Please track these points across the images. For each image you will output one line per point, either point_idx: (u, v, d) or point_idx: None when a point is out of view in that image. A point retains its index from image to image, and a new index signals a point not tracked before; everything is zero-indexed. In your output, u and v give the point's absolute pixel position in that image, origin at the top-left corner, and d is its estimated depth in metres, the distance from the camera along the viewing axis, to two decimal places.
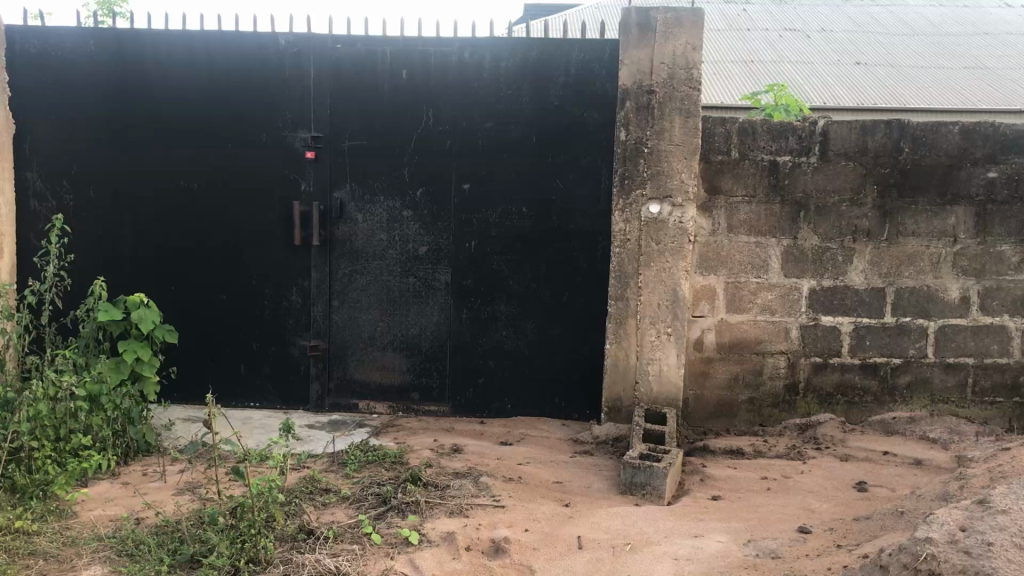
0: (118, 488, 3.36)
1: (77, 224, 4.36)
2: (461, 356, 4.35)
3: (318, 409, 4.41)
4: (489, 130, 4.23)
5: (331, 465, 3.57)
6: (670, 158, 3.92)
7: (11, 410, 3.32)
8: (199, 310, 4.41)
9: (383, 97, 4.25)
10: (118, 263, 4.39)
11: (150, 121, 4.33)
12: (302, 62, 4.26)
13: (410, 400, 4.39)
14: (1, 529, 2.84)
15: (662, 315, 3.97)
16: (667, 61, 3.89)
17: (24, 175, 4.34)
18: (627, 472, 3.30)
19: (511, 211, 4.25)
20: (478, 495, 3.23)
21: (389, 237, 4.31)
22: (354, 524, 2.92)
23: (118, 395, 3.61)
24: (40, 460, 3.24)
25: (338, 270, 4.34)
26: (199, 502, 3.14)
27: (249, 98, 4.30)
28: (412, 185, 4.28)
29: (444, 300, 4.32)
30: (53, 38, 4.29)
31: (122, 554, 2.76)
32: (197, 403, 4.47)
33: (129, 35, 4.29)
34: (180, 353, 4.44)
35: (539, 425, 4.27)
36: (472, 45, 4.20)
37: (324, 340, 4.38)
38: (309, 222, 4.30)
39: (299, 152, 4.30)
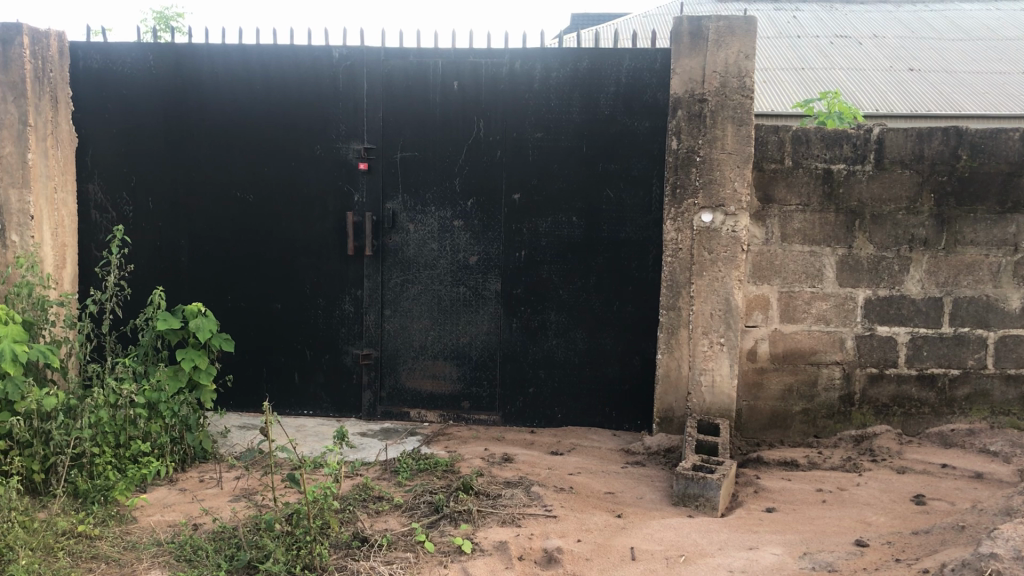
0: (176, 494, 3.43)
1: (137, 236, 4.46)
2: (511, 365, 4.36)
3: (370, 417, 4.46)
4: (540, 140, 4.24)
5: (383, 472, 3.59)
6: (723, 166, 3.89)
7: (73, 417, 3.40)
8: (255, 319, 4.47)
9: (434, 109, 4.29)
10: (176, 272, 4.47)
11: (208, 134, 4.41)
12: (355, 74, 4.31)
13: (461, 408, 4.41)
14: (64, 533, 2.91)
15: (715, 326, 3.94)
16: (720, 69, 3.87)
17: (85, 187, 4.44)
18: (680, 483, 3.27)
19: (562, 221, 4.25)
20: (530, 504, 3.23)
21: (440, 247, 4.34)
22: (408, 532, 2.93)
23: (176, 402, 3.66)
24: (101, 465, 3.33)
25: (390, 280, 4.38)
26: (255, 509, 3.18)
27: (303, 111, 4.36)
28: (463, 195, 4.31)
29: (494, 309, 4.34)
30: (114, 53, 4.38)
31: (181, 559, 2.81)
32: (253, 411, 4.54)
33: (187, 49, 4.37)
34: (236, 362, 4.51)
35: (590, 435, 4.26)
36: (523, 56, 4.22)
37: (376, 349, 4.42)
38: (362, 232, 4.35)
39: (352, 163, 4.35)
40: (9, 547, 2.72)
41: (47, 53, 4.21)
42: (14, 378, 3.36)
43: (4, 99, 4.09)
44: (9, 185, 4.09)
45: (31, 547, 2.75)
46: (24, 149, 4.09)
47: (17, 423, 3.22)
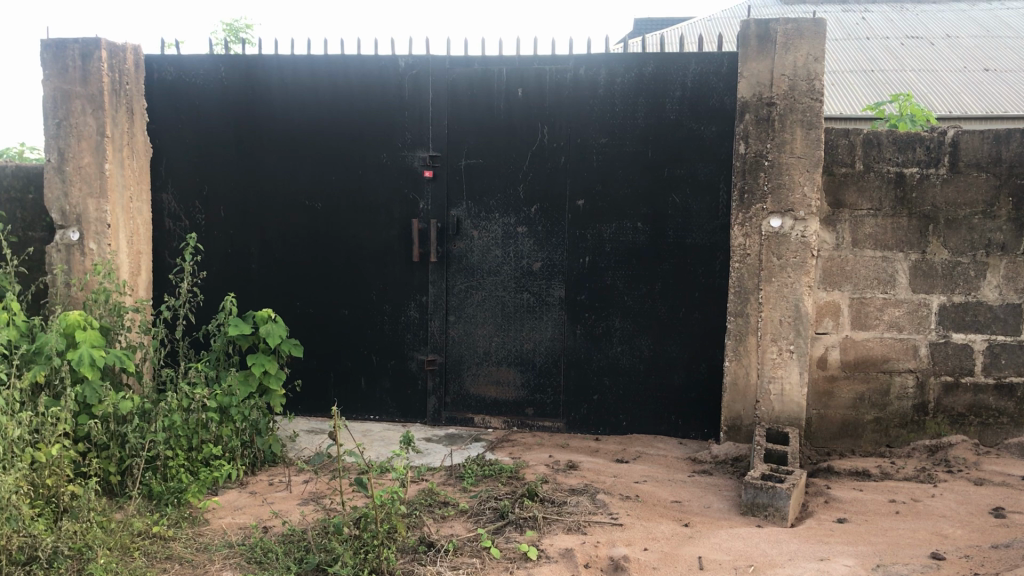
0: (246, 497, 3.49)
1: (209, 243, 4.55)
2: (576, 371, 4.35)
3: (435, 423, 4.48)
4: (604, 145, 4.23)
5: (449, 478, 3.61)
6: (792, 171, 3.83)
7: (148, 420, 3.50)
8: (323, 325, 4.53)
9: (499, 116, 4.31)
10: (247, 279, 4.56)
11: (277, 143, 4.49)
12: (421, 83, 4.35)
13: (525, 415, 4.41)
14: (140, 534, 2.99)
15: (784, 333, 3.88)
16: (789, 72, 3.82)
17: (160, 197, 4.56)
18: (749, 493, 3.22)
19: (627, 227, 4.23)
20: (596, 512, 3.22)
21: (504, 253, 4.35)
22: (473, 537, 2.94)
23: (246, 406, 3.74)
24: (175, 468, 3.41)
25: (455, 286, 4.41)
26: (323, 512, 3.23)
27: (370, 119, 4.41)
28: (527, 202, 4.31)
29: (558, 315, 4.33)
30: (187, 65, 4.49)
31: (251, 560, 2.86)
32: (320, 415, 4.60)
33: (257, 60, 4.46)
34: (304, 367, 4.58)
35: (656, 443, 4.22)
36: (588, 62, 4.21)
37: (441, 354, 4.45)
38: (427, 239, 4.38)
39: (417, 171, 4.39)
40: (87, 546, 2.80)
41: (124, 66, 4.31)
42: (92, 382, 3.47)
43: (83, 111, 4.19)
44: (87, 194, 4.20)
45: (108, 547, 2.82)
46: (102, 159, 4.20)
47: (95, 425, 3.31)
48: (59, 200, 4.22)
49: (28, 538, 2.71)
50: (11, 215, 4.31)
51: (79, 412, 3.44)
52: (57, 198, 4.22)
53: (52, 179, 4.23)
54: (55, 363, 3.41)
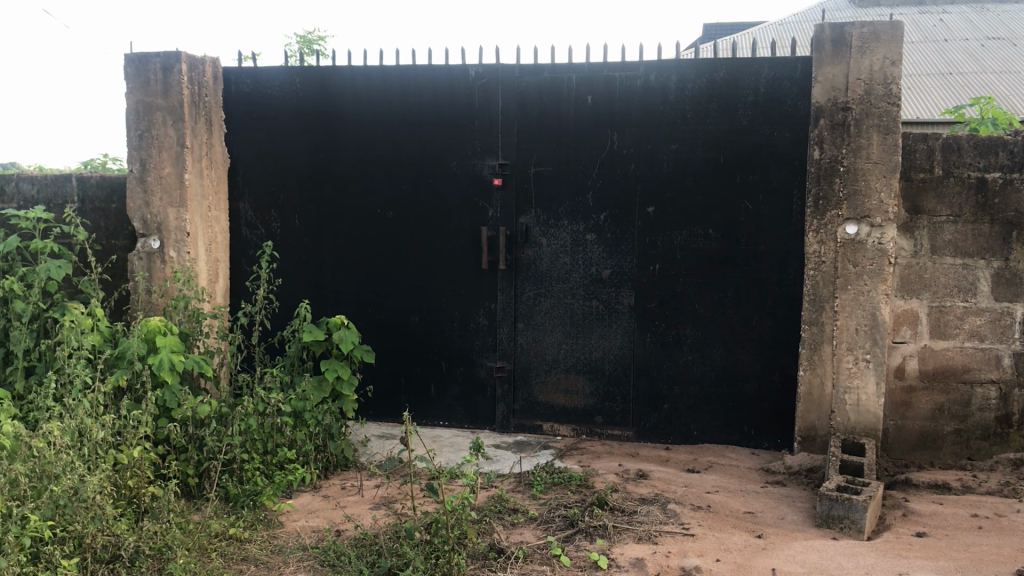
0: (319, 501, 3.54)
1: (284, 251, 4.65)
2: (645, 380, 4.32)
3: (504, 429, 4.50)
4: (675, 152, 4.20)
5: (518, 485, 3.62)
6: (868, 177, 3.75)
7: (224, 423, 3.58)
8: (393, 332, 4.59)
9: (568, 123, 4.31)
10: (320, 286, 4.64)
11: (350, 153, 4.56)
12: (491, 92, 4.38)
13: (594, 423, 4.40)
14: (218, 535, 3.06)
15: (859, 342, 3.81)
16: (865, 76, 3.75)
17: (237, 206, 4.67)
18: (825, 504, 3.16)
19: (698, 234, 4.19)
20: (667, 522, 3.19)
21: (573, 260, 4.35)
22: (544, 545, 2.94)
23: (320, 411, 3.80)
24: (250, 471, 3.49)
25: (524, 293, 4.42)
26: (394, 517, 3.26)
27: (440, 128, 4.46)
28: (596, 209, 4.31)
29: (628, 324, 4.31)
30: (264, 78, 4.59)
31: (325, 563, 2.91)
32: (391, 421, 4.65)
33: (330, 71, 4.54)
34: (376, 373, 4.63)
35: (727, 453, 4.17)
36: (658, 68, 4.19)
37: (509, 361, 4.46)
38: (496, 247, 4.40)
39: (486, 179, 4.42)
40: (167, 546, 2.88)
41: (203, 79, 4.43)
42: (171, 387, 3.57)
43: (164, 123, 4.29)
44: (168, 203, 4.31)
45: (187, 547, 2.90)
46: (182, 170, 4.30)
47: (174, 428, 3.41)
48: (141, 209, 4.33)
49: (112, 537, 2.79)
50: (95, 224, 4.45)
51: (159, 415, 3.53)
52: (139, 208, 4.33)
53: (134, 189, 4.34)
54: (136, 367, 3.52)
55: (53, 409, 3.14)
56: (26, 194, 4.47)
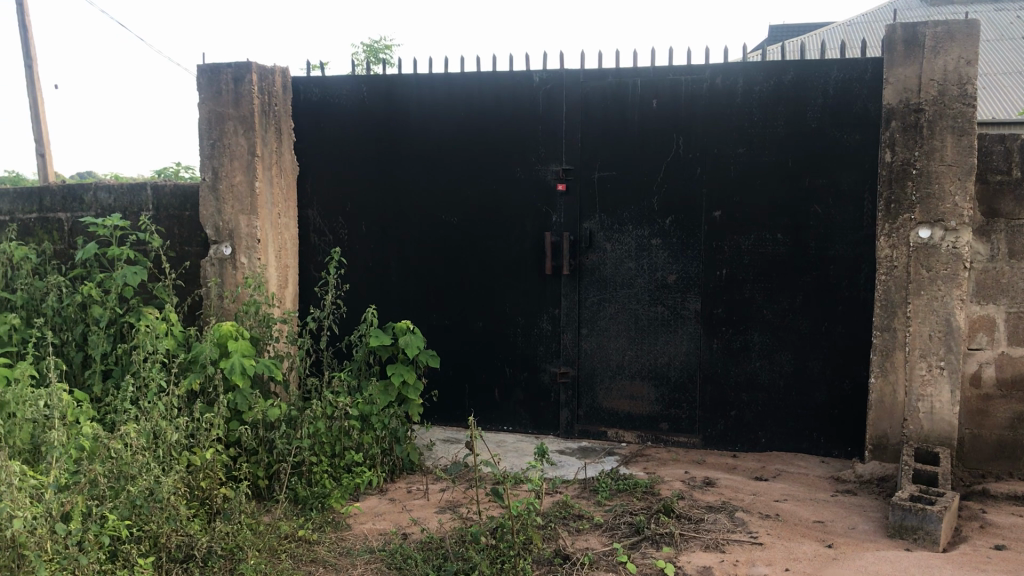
0: (386, 503, 3.58)
1: (351, 258, 4.72)
2: (711, 387, 4.28)
3: (568, 435, 4.49)
4: (741, 156, 4.15)
5: (583, 491, 3.61)
6: (942, 179, 3.66)
7: (293, 426, 3.65)
8: (458, 336, 4.62)
9: (633, 128, 4.29)
10: (386, 291, 4.69)
11: (415, 159, 4.61)
12: (555, 98, 4.39)
13: (660, 429, 4.37)
14: (287, 536, 3.13)
15: (933, 348, 3.72)
16: (938, 76, 3.66)
17: (306, 213, 4.75)
18: (897, 514, 3.09)
19: (765, 239, 4.14)
20: (734, 530, 3.15)
21: (638, 265, 4.33)
22: (609, 551, 2.93)
23: (386, 415, 3.84)
24: (319, 473, 3.54)
25: (588, 299, 4.42)
26: (459, 521, 3.28)
27: (504, 134, 4.48)
28: (661, 214, 4.28)
29: (694, 329, 4.27)
30: (331, 87, 4.66)
31: (391, 566, 2.94)
32: (456, 426, 4.68)
33: (396, 79, 4.59)
34: (441, 377, 4.67)
35: (796, 461, 4.11)
36: (725, 71, 4.14)
37: (573, 367, 4.46)
38: (560, 252, 4.40)
39: (551, 184, 4.42)
40: (239, 547, 2.93)
41: (273, 88, 4.49)
42: (242, 390, 3.65)
43: (235, 132, 4.36)
44: (239, 211, 4.37)
45: (258, 548, 2.96)
46: (253, 178, 4.37)
47: (245, 431, 3.49)
48: (213, 217, 4.41)
49: (186, 537, 2.86)
50: (169, 231, 4.55)
51: (231, 418, 3.62)
52: (212, 215, 4.41)
53: (206, 197, 4.41)
54: (209, 371, 3.60)
55: (130, 412, 3.23)
56: (104, 203, 4.60)
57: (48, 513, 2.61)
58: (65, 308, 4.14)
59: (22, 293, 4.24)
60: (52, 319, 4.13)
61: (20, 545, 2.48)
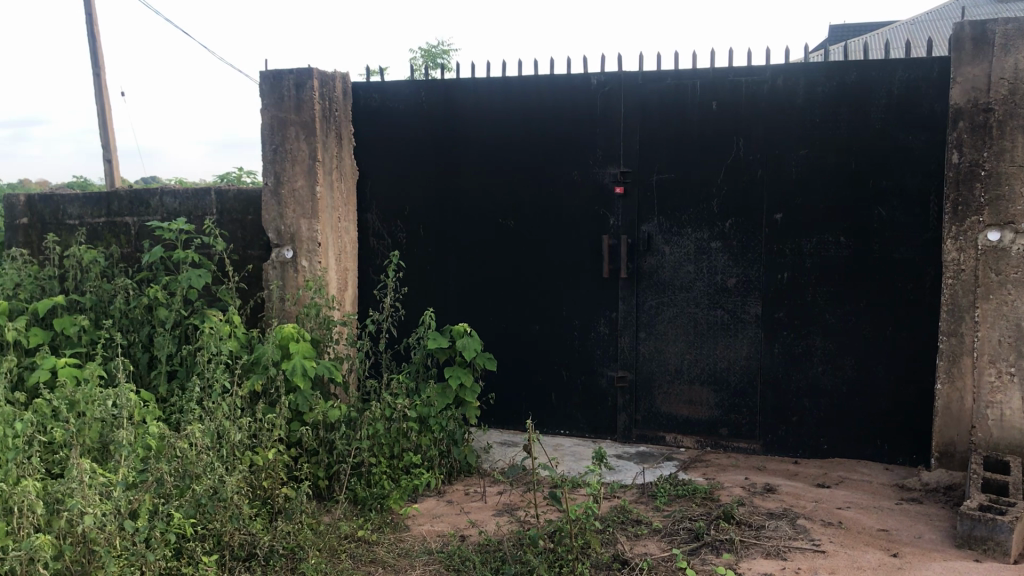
0: (444, 505, 3.60)
1: (409, 261, 4.75)
2: (772, 392, 4.23)
3: (625, 439, 4.47)
4: (803, 158, 4.10)
5: (641, 496, 3.59)
6: (1013, 180, 3.56)
7: (353, 427, 3.69)
8: (515, 339, 4.63)
9: (691, 130, 4.26)
10: (444, 294, 4.72)
11: (473, 162, 4.63)
12: (613, 100, 4.37)
13: (719, 435, 4.33)
14: (347, 537, 3.17)
15: (1004, 354, 3.61)
16: (1008, 75, 3.56)
17: (365, 217, 4.81)
18: (966, 524, 3.02)
19: (828, 241, 4.09)
20: (796, 537, 3.11)
21: (697, 268, 4.29)
22: (669, 557, 2.91)
23: (444, 417, 3.86)
24: (378, 474, 3.58)
25: (646, 302, 4.39)
26: (517, 524, 3.28)
27: (562, 138, 4.47)
28: (721, 217, 4.24)
29: (754, 334, 4.23)
30: (390, 92, 4.71)
31: (451, 568, 2.96)
32: (513, 429, 4.69)
33: (454, 83, 4.62)
34: (498, 381, 4.69)
35: (859, 468, 4.04)
36: (786, 72, 4.09)
37: (631, 371, 4.44)
38: (618, 255, 4.39)
39: (608, 187, 4.40)
40: (299, 546, 2.98)
41: (334, 94, 4.54)
42: (303, 391, 3.70)
43: (297, 137, 4.39)
44: (301, 215, 4.41)
45: (319, 548, 3.01)
46: (314, 183, 4.40)
47: (306, 432, 3.55)
48: (275, 220, 4.45)
49: (248, 536, 2.92)
50: (232, 235, 4.63)
51: (292, 418, 3.68)
52: (274, 219, 4.45)
53: (268, 201, 4.45)
54: (271, 373, 3.67)
55: (195, 411, 3.29)
56: (169, 207, 4.70)
57: (116, 509, 2.67)
58: (132, 310, 4.25)
59: (90, 295, 4.39)
60: (119, 321, 4.24)
61: (90, 541, 2.56)
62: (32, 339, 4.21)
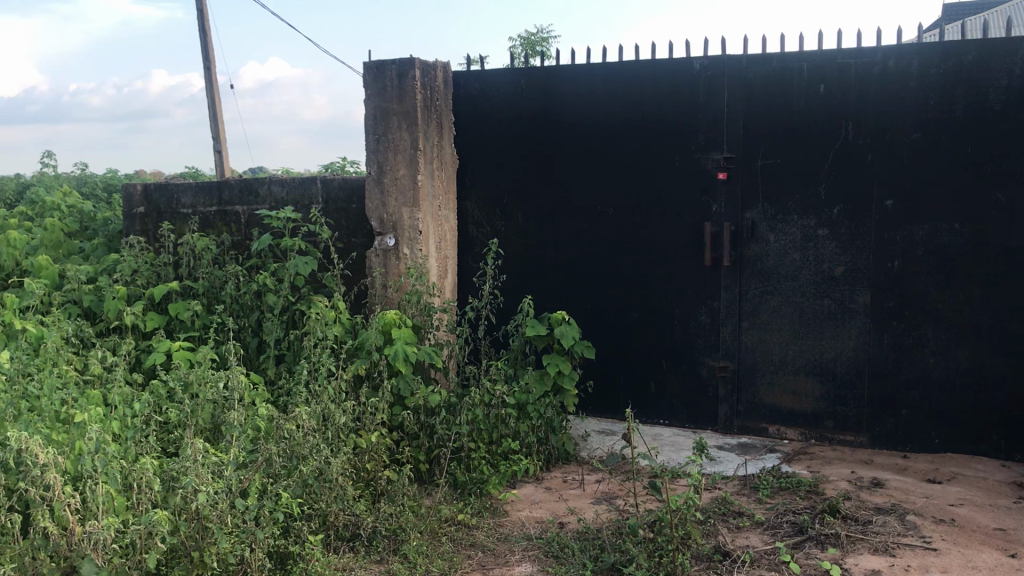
0: (542, 492, 3.61)
1: (509, 249, 4.78)
2: (881, 384, 4.11)
3: (726, 430, 4.40)
4: (915, 142, 3.96)
5: (743, 488, 3.54)
6: None
7: (453, 411, 3.75)
8: (614, 327, 4.60)
9: (798, 114, 4.15)
10: (543, 282, 4.73)
11: (572, 150, 4.61)
12: (715, 85, 4.29)
13: (825, 427, 4.23)
14: (447, 520, 3.22)
15: None
16: None
17: (465, 205, 4.85)
18: None
19: (942, 228, 3.95)
20: (905, 534, 3.01)
21: (803, 256, 4.20)
22: (771, 550, 2.86)
23: (542, 404, 3.87)
24: (477, 459, 3.62)
25: (750, 291, 4.31)
26: (616, 513, 3.28)
27: (663, 123, 4.41)
28: (828, 203, 4.13)
29: (863, 324, 4.11)
30: (490, 80, 4.73)
31: (549, 554, 2.98)
32: (612, 418, 4.67)
33: (554, 71, 4.61)
34: (596, 369, 4.67)
35: (973, 464, 3.89)
36: (898, 52, 3.95)
37: (733, 361, 4.36)
38: (721, 243, 4.31)
39: (711, 173, 4.32)
40: (401, 528, 3.09)
41: (435, 83, 4.57)
42: (405, 376, 3.77)
43: (399, 127, 4.44)
44: (402, 204, 4.46)
45: (419, 530, 3.09)
46: (415, 171, 4.44)
47: (408, 416, 3.62)
48: (378, 209, 4.50)
49: (352, 516, 3.05)
50: (337, 224, 4.70)
51: (394, 403, 3.75)
52: (376, 208, 4.50)
53: (372, 190, 4.51)
54: (374, 358, 3.75)
55: (302, 394, 3.38)
56: (277, 196, 4.83)
57: (228, 487, 2.75)
58: (243, 295, 4.40)
59: (203, 281, 4.56)
60: (231, 306, 4.40)
61: (204, 517, 2.63)
62: (148, 323, 4.42)
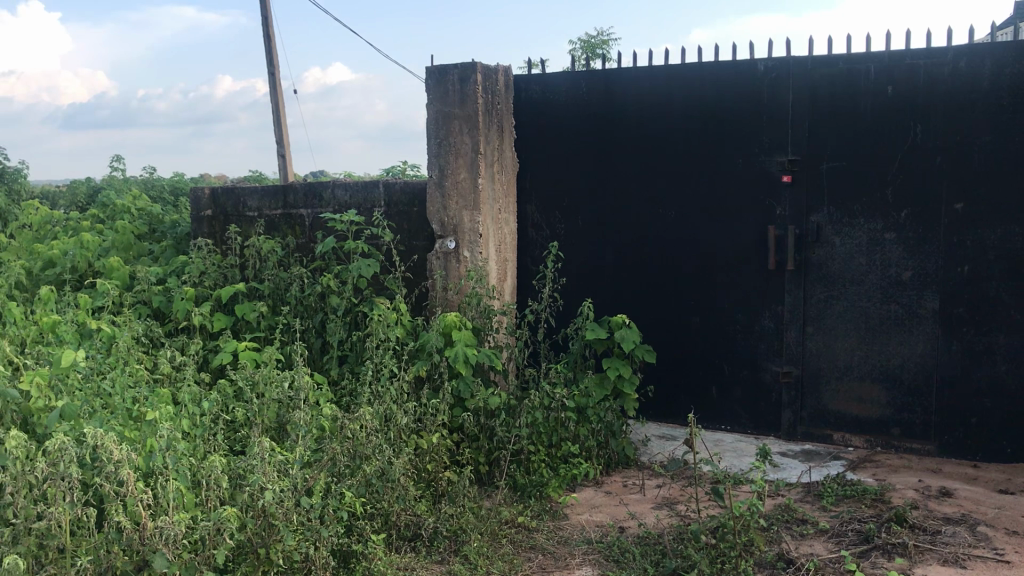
0: (602, 496, 3.60)
1: (569, 252, 4.78)
2: (950, 391, 4.02)
3: (789, 437, 4.34)
4: (987, 143, 3.87)
5: (807, 495, 3.49)
6: None
7: (512, 414, 3.77)
8: (675, 331, 4.57)
9: (865, 115, 4.08)
10: (603, 285, 4.72)
11: (633, 153, 4.60)
12: (780, 86, 4.24)
13: (891, 435, 4.15)
14: (507, 522, 3.24)
15: None
16: None
17: (526, 209, 4.86)
18: None
19: (1014, 232, 3.87)
20: (976, 545, 2.95)
21: (870, 260, 4.13)
22: (836, 559, 2.83)
23: (602, 409, 3.87)
24: (537, 462, 3.63)
25: (814, 295, 4.25)
26: (677, 518, 3.27)
27: (725, 126, 4.37)
28: (896, 206, 4.06)
29: (932, 330, 4.03)
30: (551, 84, 4.73)
31: (609, 558, 2.98)
32: (672, 423, 4.64)
33: (615, 73, 4.59)
34: (657, 373, 4.64)
35: None
36: (970, 52, 3.87)
37: (797, 366, 4.31)
38: (785, 246, 4.26)
39: (775, 176, 4.28)
40: (462, 529, 3.11)
41: (496, 86, 4.58)
42: (465, 378, 3.80)
43: (461, 130, 4.46)
44: (463, 207, 4.49)
45: (480, 531, 3.11)
46: (476, 175, 4.47)
47: (468, 418, 3.65)
48: (439, 211, 4.51)
49: (413, 517, 3.09)
50: (399, 226, 4.75)
51: (454, 405, 3.78)
52: (438, 211, 4.51)
53: (433, 193, 4.52)
54: (435, 359, 3.80)
55: (365, 395, 3.42)
56: (341, 199, 4.89)
57: (293, 486, 2.80)
58: (306, 297, 4.47)
59: (269, 282, 4.64)
60: (295, 307, 4.47)
61: (270, 515, 2.67)
62: (215, 324, 4.52)
